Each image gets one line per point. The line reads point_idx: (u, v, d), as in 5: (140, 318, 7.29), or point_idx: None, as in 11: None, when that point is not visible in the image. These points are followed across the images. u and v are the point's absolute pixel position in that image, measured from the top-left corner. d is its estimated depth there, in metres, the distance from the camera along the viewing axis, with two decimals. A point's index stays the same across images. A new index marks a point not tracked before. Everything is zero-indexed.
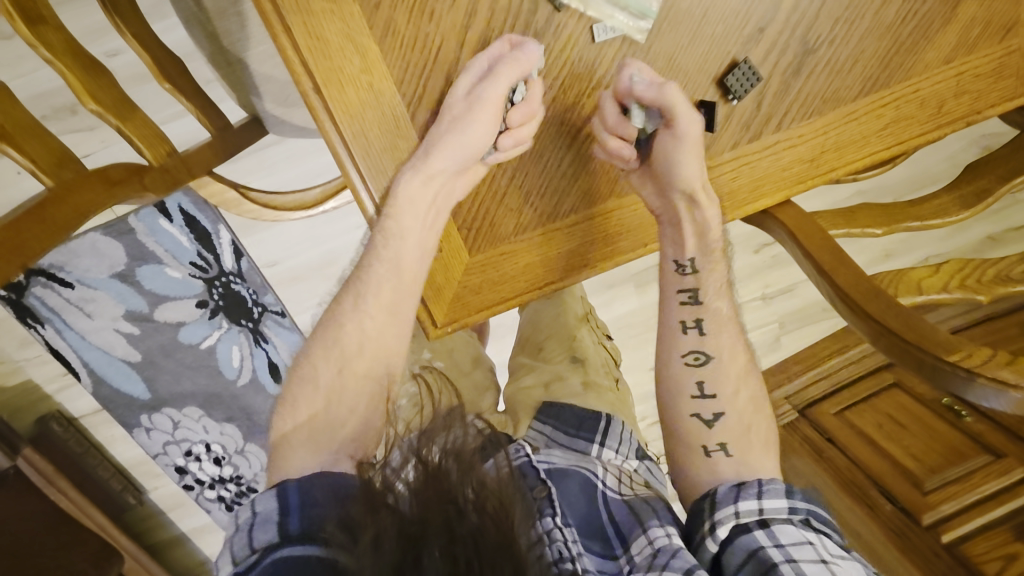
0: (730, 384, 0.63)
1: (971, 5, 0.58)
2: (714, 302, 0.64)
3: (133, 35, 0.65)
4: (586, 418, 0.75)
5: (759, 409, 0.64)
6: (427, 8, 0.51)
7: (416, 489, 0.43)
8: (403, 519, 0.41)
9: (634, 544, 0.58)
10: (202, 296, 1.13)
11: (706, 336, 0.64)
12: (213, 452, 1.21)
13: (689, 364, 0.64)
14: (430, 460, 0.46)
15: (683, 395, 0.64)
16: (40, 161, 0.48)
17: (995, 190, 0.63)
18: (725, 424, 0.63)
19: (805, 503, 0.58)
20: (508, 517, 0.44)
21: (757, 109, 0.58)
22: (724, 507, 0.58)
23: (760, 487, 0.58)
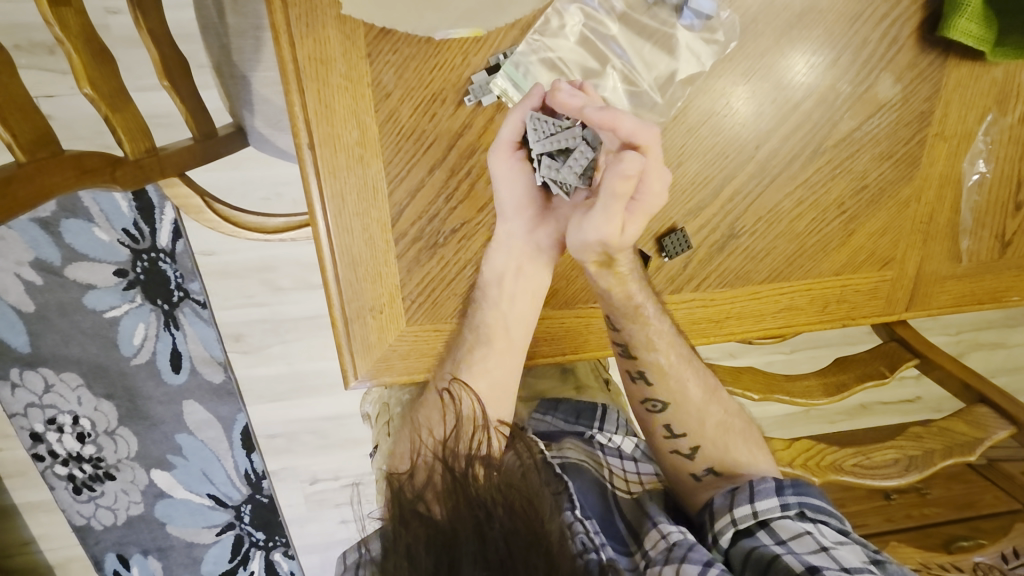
0: (692, 418, 0.70)
1: (863, 236, 0.71)
2: (648, 355, 0.68)
3: (147, 31, 0.66)
4: (583, 407, 0.81)
5: (726, 428, 0.70)
6: (431, 110, 0.57)
7: (444, 501, 0.53)
8: (435, 530, 0.50)
9: (648, 539, 0.65)
10: (124, 265, 1.29)
11: (652, 385, 0.70)
12: (82, 426, 1.38)
13: (650, 409, 0.71)
14: (456, 471, 0.55)
15: (656, 435, 0.72)
16: (20, 136, 0.49)
17: (850, 385, 0.76)
18: (703, 453, 0.69)
19: (796, 497, 0.62)
20: (537, 512, 0.53)
21: (682, 268, 0.68)
22: (721, 517, 0.63)
23: (751, 490, 0.63)
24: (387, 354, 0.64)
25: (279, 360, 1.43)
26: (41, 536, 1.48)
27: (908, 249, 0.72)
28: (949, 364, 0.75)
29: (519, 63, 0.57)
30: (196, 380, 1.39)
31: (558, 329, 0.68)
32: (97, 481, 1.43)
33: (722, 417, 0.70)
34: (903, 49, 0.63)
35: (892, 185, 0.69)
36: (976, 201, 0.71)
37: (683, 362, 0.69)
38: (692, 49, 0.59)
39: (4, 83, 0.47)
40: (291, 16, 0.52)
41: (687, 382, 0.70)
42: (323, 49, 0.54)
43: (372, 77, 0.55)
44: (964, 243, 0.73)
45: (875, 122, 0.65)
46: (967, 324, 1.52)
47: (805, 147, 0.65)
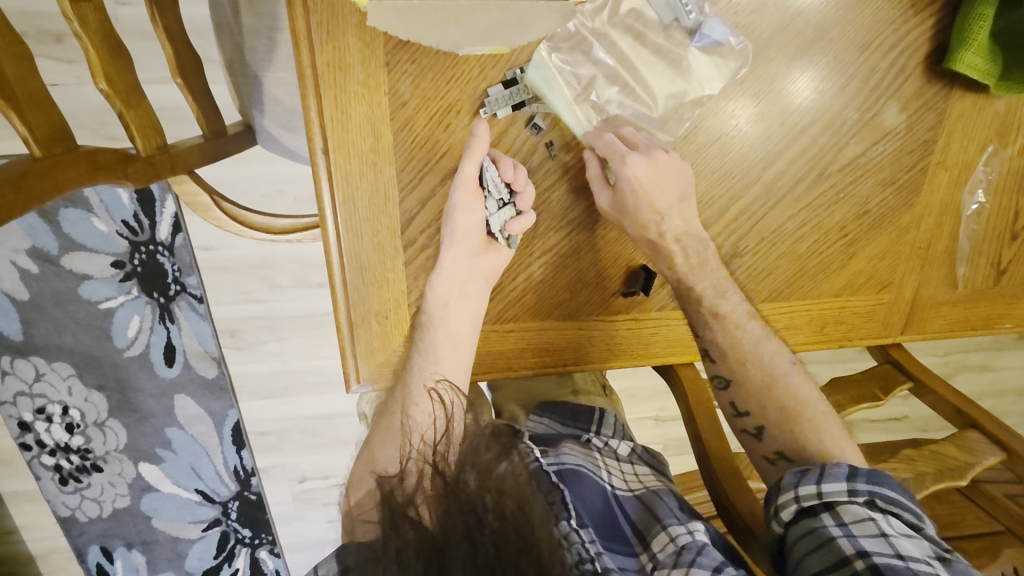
0: (757, 400, 0.69)
1: (863, 260, 0.72)
2: (707, 333, 0.67)
3: (163, 28, 0.66)
4: (580, 411, 0.84)
5: (796, 412, 0.68)
6: (446, 120, 0.57)
7: (436, 506, 0.52)
8: (425, 535, 0.50)
9: (656, 542, 0.65)
10: (122, 257, 1.28)
11: (716, 362, 0.69)
12: (72, 417, 1.37)
13: (717, 387, 0.71)
14: (447, 474, 0.55)
15: (726, 415, 0.72)
16: (36, 130, 0.49)
17: (844, 406, 0.77)
18: (771, 435, 0.68)
19: (867, 485, 0.61)
20: (527, 518, 0.52)
21: None
22: (786, 493, 0.62)
23: (822, 471, 0.62)
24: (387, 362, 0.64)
25: (273, 357, 1.44)
26: (23, 526, 1.47)
27: (906, 274, 0.73)
28: (943, 390, 0.75)
29: (537, 80, 0.57)
30: (189, 374, 1.39)
31: (562, 341, 0.69)
32: (84, 473, 1.41)
33: (792, 399, 0.68)
34: (909, 79, 0.64)
35: (893, 211, 0.70)
36: (973, 230, 0.72)
37: (750, 338, 0.68)
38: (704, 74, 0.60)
39: (23, 77, 0.47)
40: (312, 22, 0.53)
41: (749, 359, 0.68)
42: (342, 56, 0.54)
43: (389, 86, 0.55)
44: (960, 270, 0.74)
45: (881, 148, 0.66)
46: (956, 346, 1.54)
47: (810, 170, 0.66)
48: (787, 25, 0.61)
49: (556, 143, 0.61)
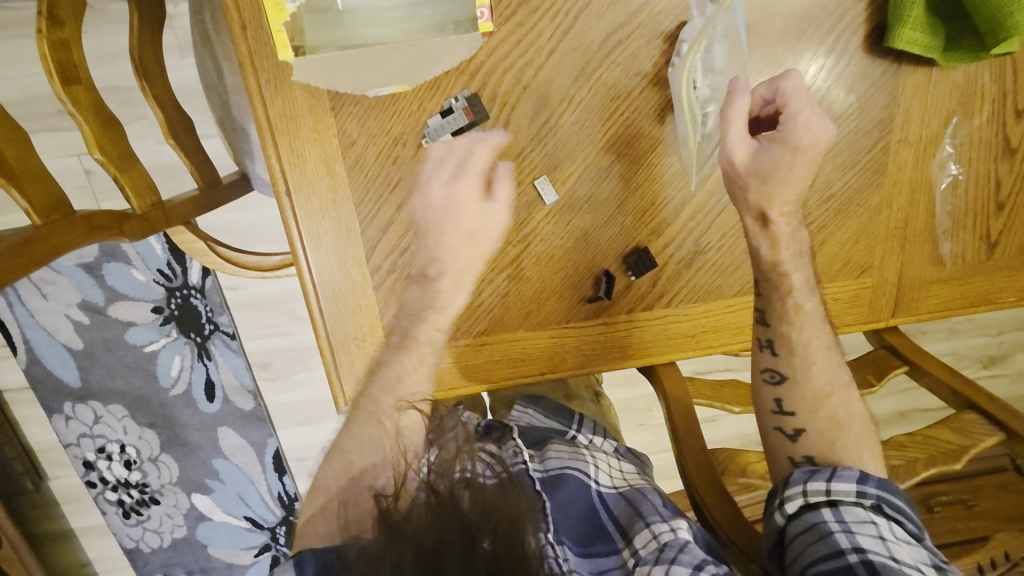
0: (810, 402, 0.65)
1: (835, 244, 0.71)
2: (778, 325, 0.66)
3: (153, 97, 0.74)
4: (562, 409, 0.85)
5: (840, 424, 0.65)
6: (392, 154, 0.62)
7: (422, 516, 0.50)
8: (418, 547, 0.47)
9: (638, 538, 0.64)
10: (160, 302, 1.39)
11: (778, 356, 0.67)
12: (128, 453, 1.49)
13: (767, 380, 0.68)
14: (440, 489, 0.52)
15: (763, 411, 0.68)
16: (36, 202, 0.57)
17: None
18: (808, 440, 0.65)
19: (876, 490, 0.59)
20: (517, 529, 0.50)
21: (650, 286, 0.70)
22: (794, 487, 0.61)
23: (832, 471, 0.61)
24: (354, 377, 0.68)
25: (304, 386, 1.54)
26: (96, 558, 1.61)
27: (885, 256, 0.72)
28: (937, 370, 0.72)
29: (471, 108, 0.61)
30: (228, 408, 1.48)
31: (535, 349, 0.71)
32: (143, 505, 1.53)
33: (843, 411, 0.65)
34: (852, 61, 0.63)
35: (860, 194, 0.69)
36: (952, 205, 0.70)
37: (817, 339, 0.66)
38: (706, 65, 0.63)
39: (21, 157, 0.55)
40: (261, 80, 0.58)
41: (815, 363, 0.66)
42: (290, 107, 0.59)
43: (337, 129, 0.60)
44: (945, 246, 0.72)
45: (833, 133, 0.66)
46: (1006, 324, 1.44)
47: None
48: (719, 26, 0.61)
49: (500, 163, 0.63)
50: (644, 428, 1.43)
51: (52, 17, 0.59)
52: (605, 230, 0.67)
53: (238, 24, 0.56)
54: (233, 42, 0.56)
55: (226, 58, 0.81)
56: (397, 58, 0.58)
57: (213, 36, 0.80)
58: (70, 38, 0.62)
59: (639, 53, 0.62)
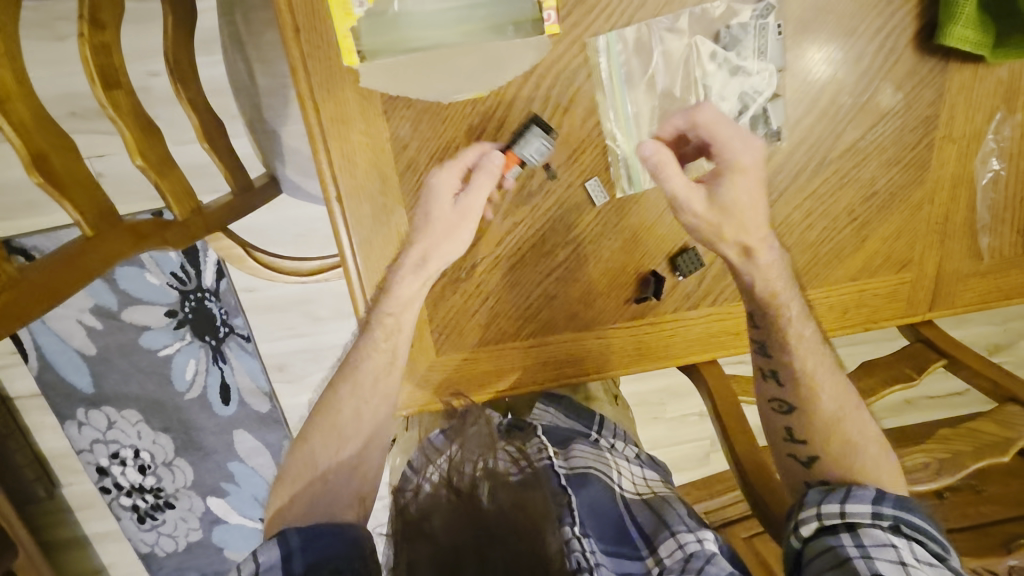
0: (819, 427, 0.65)
1: (877, 241, 0.71)
2: (780, 356, 0.66)
3: (188, 101, 0.73)
4: (583, 409, 0.83)
5: (854, 447, 0.64)
6: (445, 157, 0.61)
7: (445, 517, 0.53)
8: (438, 546, 0.51)
9: (663, 546, 0.65)
10: (174, 306, 1.37)
11: (784, 386, 0.67)
12: (143, 458, 1.48)
13: (775, 409, 0.68)
14: (461, 485, 0.56)
15: (775, 440, 0.68)
16: (87, 212, 0.56)
17: (878, 389, 0.75)
18: (822, 466, 0.65)
19: (894, 510, 0.59)
20: (536, 533, 0.53)
21: (697, 286, 0.70)
22: (807, 509, 0.61)
23: (847, 492, 0.61)
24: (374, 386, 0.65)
25: (321, 387, 1.51)
26: (110, 563, 1.59)
27: (925, 251, 0.72)
28: (972, 361, 0.73)
29: (522, 110, 0.60)
30: (245, 410, 1.47)
31: (581, 350, 0.71)
32: (158, 510, 1.52)
33: (858, 435, 0.64)
34: (900, 58, 0.64)
35: (903, 190, 0.69)
36: (991, 199, 0.71)
37: (823, 368, 0.65)
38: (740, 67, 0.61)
39: (70, 165, 0.54)
40: (313, 84, 0.57)
41: (821, 391, 0.65)
42: (342, 110, 0.58)
43: (389, 132, 0.59)
44: (983, 240, 0.73)
45: (880, 130, 0.66)
46: (1017, 313, 1.46)
47: (809, 161, 0.66)
48: (772, 23, 0.60)
49: (551, 165, 0.62)
50: (663, 422, 1.43)
51: (93, 20, 0.58)
52: (624, 254, 0.67)
53: (291, 28, 0.55)
54: (286, 46, 0.56)
55: (259, 59, 0.80)
56: (462, 62, 0.57)
57: (244, 36, 0.78)
58: (111, 42, 0.61)
59: (696, 50, 0.60)
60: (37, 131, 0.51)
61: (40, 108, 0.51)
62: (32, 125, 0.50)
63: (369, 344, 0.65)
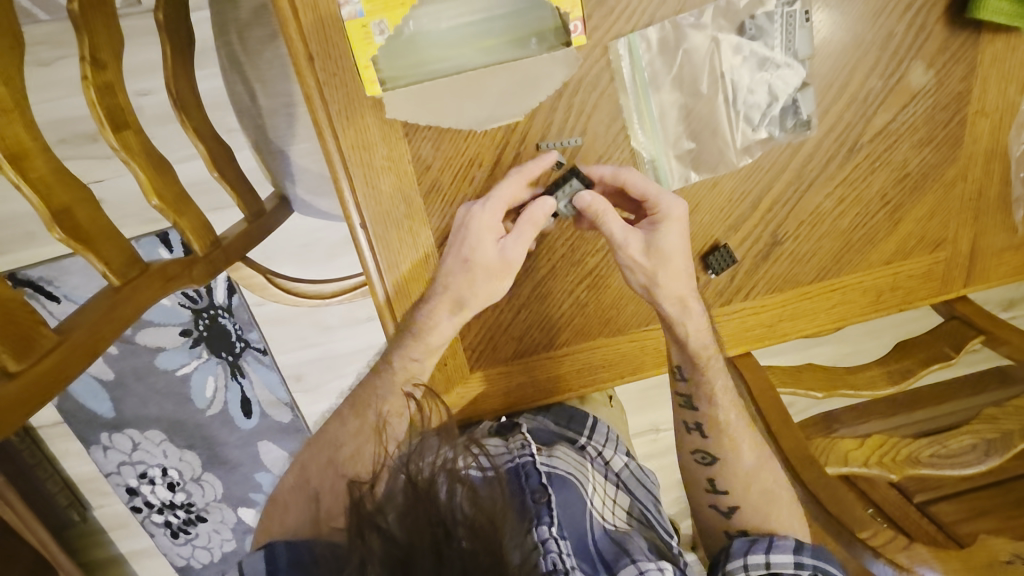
0: (740, 481, 0.68)
1: (908, 223, 0.70)
2: (706, 409, 0.69)
3: (194, 131, 0.71)
4: (575, 413, 0.79)
5: (772, 496, 0.68)
6: (469, 175, 0.59)
7: (403, 516, 0.51)
8: (391, 544, 0.50)
9: (622, 571, 0.62)
10: (188, 325, 1.35)
11: (708, 438, 0.70)
12: (171, 476, 1.48)
13: (699, 461, 0.71)
14: (418, 479, 0.54)
15: (700, 488, 0.72)
16: (113, 265, 0.55)
17: (915, 371, 0.75)
18: (741, 514, 0.69)
19: (811, 559, 0.64)
20: (498, 535, 0.51)
21: (729, 282, 0.68)
22: (735, 560, 0.67)
23: (770, 543, 0.66)
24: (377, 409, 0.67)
25: (339, 393, 1.49)
26: None
27: (958, 228, 0.71)
28: (1017, 339, 0.72)
29: (545, 121, 0.58)
30: (266, 422, 1.47)
31: (616, 355, 0.70)
32: (191, 525, 1.53)
33: (774, 484, 0.68)
34: (931, 36, 0.61)
35: (936, 169, 0.68)
36: None
37: (741, 421, 0.69)
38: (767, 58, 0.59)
39: (92, 216, 0.53)
40: (332, 112, 0.55)
41: (740, 443, 0.68)
42: (363, 137, 0.56)
43: (411, 154, 0.57)
44: (1018, 214, 0.71)
45: (911, 110, 0.64)
46: None
47: (839, 148, 0.64)
48: (799, 11, 0.57)
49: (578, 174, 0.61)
50: None
51: (95, 60, 0.57)
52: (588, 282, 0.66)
53: (304, 55, 0.53)
54: (299, 75, 0.53)
55: (259, 79, 0.78)
56: (493, 84, 0.55)
57: (241, 57, 0.77)
58: (114, 81, 0.59)
59: (720, 45, 0.58)
60: (59, 187, 0.50)
61: (59, 163, 0.50)
62: (53, 181, 0.49)
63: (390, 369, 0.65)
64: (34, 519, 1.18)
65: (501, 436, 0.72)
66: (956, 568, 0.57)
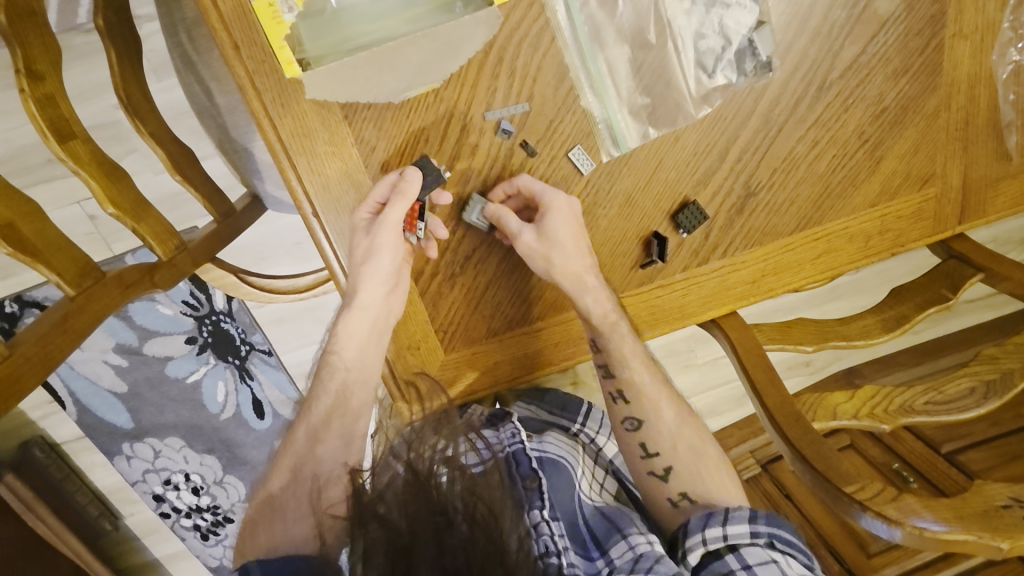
0: (669, 440, 0.66)
1: (892, 160, 0.66)
2: (627, 378, 0.67)
3: (150, 134, 0.70)
4: (570, 400, 0.77)
5: (699, 451, 0.67)
6: (418, 152, 0.58)
7: (403, 502, 0.49)
8: (392, 532, 0.47)
9: (613, 548, 0.60)
10: (192, 333, 1.34)
11: (631, 403, 0.67)
12: (194, 481, 1.47)
13: (628, 428, 0.68)
14: (421, 468, 0.51)
15: (632, 456, 0.68)
16: (66, 274, 0.55)
17: (912, 316, 0.72)
18: (678, 474, 0.65)
19: (768, 527, 0.60)
20: (497, 523, 0.49)
21: (704, 239, 0.65)
22: (693, 537, 0.60)
23: (725, 515, 0.60)
24: (330, 405, 0.63)
25: None
26: None
27: (947, 161, 0.67)
28: (1019, 274, 0.69)
29: (488, 89, 0.57)
30: (279, 421, 1.45)
31: None
32: (219, 526, 1.53)
33: (698, 441, 0.67)
34: None
35: (915, 100, 0.64)
36: (1015, 94, 0.65)
37: (661, 382, 0.68)
38: None
39: (39, 231, 0.52)
40: (266, 100, 0.54)
41: (660, 400, 0.67)
42: (302, 123, 0.55)
43: (354, 136, 0.56)
44: (1011, 139, 0.67)
45: (881, 40, 0.60)
46: None
47: (807, 88, 0.61)
48: None
49: (529, 142, 0.59)
50: (692, 369, 1.31)
51: (31, 72, 0.56)
52: None
53: (230, 45, 0.52)
54: (228, 65, 0.52)
55: (213, 77, 0.77)
56: (414, 53, 0.54)
57: (194, 57, 0.76)
58: (55, 92, 0.58)
59: None
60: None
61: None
62: None
63: (331, 364, 0.64)
64: (65, 531, 1.20)
65: (492, 427, 0.69)
66: (949, 517, 0.56)
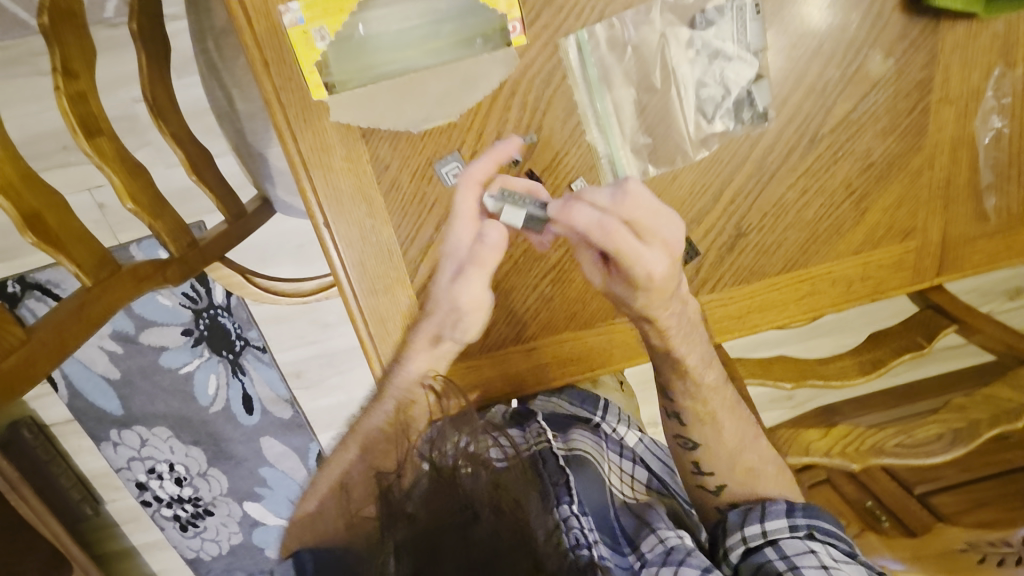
0: (724, 459, 0.65)
1: (877, 212, 0.69)
2: (684, 400, 0.64)
3: (171, 135, 0.73)
4: (587, 395, 0.79)
5: (756, 473, 0.66)
6: (428, 174, 0.60)
7: (428, 499, 0.49)
8: (421, 529, 0.47)
9: (645, 544, 0.64)
10: (189, 325, 1.35)
11: (687, 425, 0.65)
12: (178, 471, 1.48)
13: (680, 445, 0.67)
14: (444, 466, 0.52)
15: (685, 469, 0.68)
16: (84, 264, 0.57)
17: (887, 360, 0.75)
18: (730, 491, 0.66)
19: (806, 519, 0.63)
20: (524, 515, 0.49)
21: (694, 274, 0.69)
22: (732, 535, 0.64)
23: (763, 510, 0.63)
24: None
25: (338, 391, 1.49)
26: (161, 570, 1.62)
27: (928, 217, 0.70)
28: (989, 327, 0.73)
29: (500, 120, 0.60)
30: (268, 418, 1.47)
31: (589, 347, 0.71)
32: (199, 518, 1.54)
33: (757, 461, 0.66)
34: (888, 24, 0.61)
35: (900, 158, 0.67)
36: (995, 158, 0.69)
37: (723, 404, 0.64)
38: (715, 51, 0.60)
39: (63, 222, 0.55)
40: (289, 115, 0.57)
41: (724, 424, 0.64)
42: (321, 139, 0.58)
43: (369, 154, 0.59)
44: (989, 201, 0.71)
45: (872, 100, 0.64)
46: None
47: (800, 139, 0.65)
48: (748, 5, 0.59)
49: (535, 171, 0.62)
50: None
51: (67, 71, 0.59)
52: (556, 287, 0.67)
53: (260, 61, 0.55)
54: (257, 79, 0.55)
55: (235, 84, 0.80)
56: (434, 84, 0.58)
57: (218, 63, 0.79)
58: (87, 90, 0.61)
59: (670, 41, 0.59)
60: (27, 192, 0.52)
61: (30, 168, 0.52)
62: (18, 181, 0.51)
63: None
64: (47, 513, 1.19)
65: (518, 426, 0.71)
66: None
